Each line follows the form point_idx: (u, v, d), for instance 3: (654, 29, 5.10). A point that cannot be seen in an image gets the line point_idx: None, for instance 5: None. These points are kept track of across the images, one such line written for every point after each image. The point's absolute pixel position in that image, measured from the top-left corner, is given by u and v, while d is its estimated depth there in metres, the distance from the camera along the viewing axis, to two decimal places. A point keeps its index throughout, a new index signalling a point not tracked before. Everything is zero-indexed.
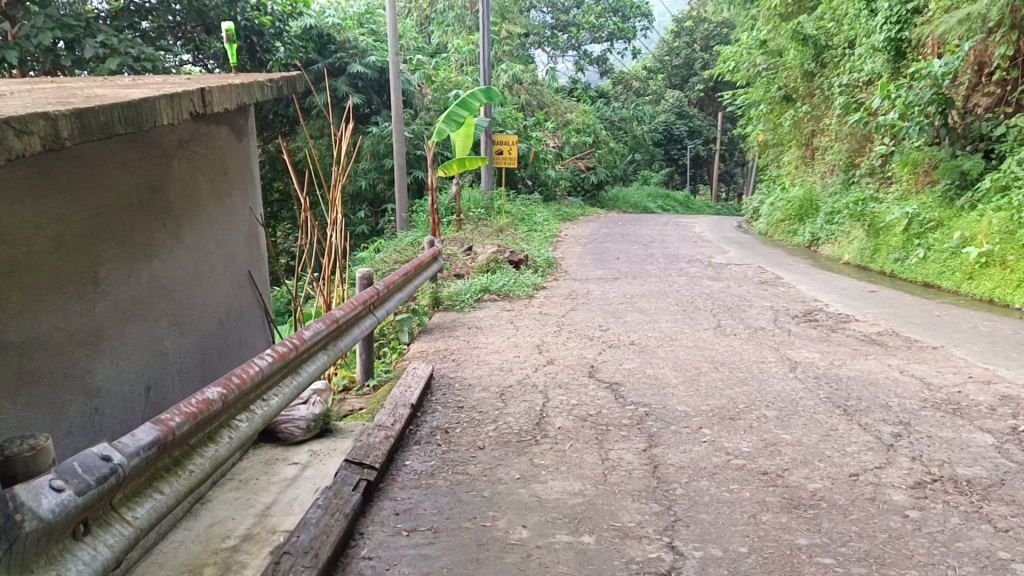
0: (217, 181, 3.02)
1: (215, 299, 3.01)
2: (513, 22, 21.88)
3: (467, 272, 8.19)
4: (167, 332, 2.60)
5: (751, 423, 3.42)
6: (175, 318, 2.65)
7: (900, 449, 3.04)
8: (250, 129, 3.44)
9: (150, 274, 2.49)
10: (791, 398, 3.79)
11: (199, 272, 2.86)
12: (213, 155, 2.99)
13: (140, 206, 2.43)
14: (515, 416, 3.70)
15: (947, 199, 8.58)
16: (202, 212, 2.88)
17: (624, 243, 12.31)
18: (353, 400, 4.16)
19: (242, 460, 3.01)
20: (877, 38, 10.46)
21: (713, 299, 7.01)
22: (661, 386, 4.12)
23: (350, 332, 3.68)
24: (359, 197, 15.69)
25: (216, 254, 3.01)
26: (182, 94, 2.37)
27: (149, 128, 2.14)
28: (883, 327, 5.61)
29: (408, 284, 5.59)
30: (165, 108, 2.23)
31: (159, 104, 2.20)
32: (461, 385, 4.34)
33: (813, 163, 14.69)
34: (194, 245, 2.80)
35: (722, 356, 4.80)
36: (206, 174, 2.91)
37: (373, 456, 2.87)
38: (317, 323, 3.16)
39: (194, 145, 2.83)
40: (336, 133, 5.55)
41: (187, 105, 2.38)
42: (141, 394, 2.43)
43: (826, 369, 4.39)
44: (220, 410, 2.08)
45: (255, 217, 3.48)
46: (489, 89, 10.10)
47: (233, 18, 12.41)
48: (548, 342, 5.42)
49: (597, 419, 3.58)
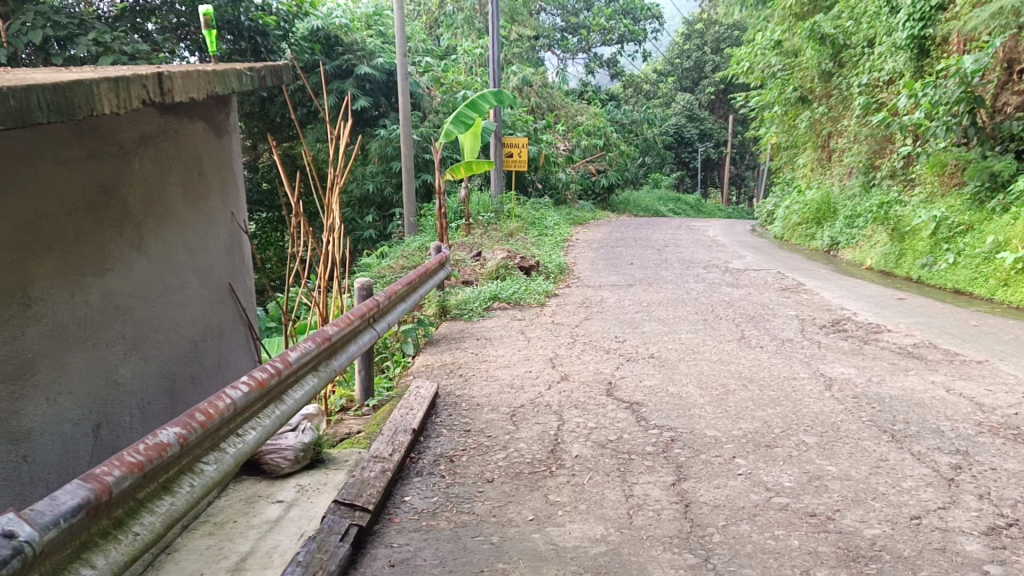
0: (188, 183, 2.83)
1: (188, 316, 2.82)
2: (523, 25, 21.56)
3: (476, 280, 7.86)
4: (125, 357, 2.42)
5: (790, 452, 3.08)
6: (134, 341, 2.47)
7: (964, 485, 2.69)
8: (235, 126, 3.26)
9: (101, 292, 2.32)
10: (831, 421, 3.44)
11: (167, 286, 2.66)
12: (185, 154, 2.81)
13: (88, 211, 2.26)
14: (527, 443, 3.37)
15: (976, 202, 8.18)
16: (169, 218, 2.70)
17: (637, 247, 11.96)
18: (351, 422, 3.83)
19: (220, 498, 2.69)
20: (900, 35, 10.07)
21: (733, 307, 6.65)
22: (687, 406, 3.77)
23: (346, 350, 3.36)
24: (366, 200, 15.42)
25: (190, 266, 2.82)
26: (133, 78, 2.18)
27: (83, 115, 1.94)
28: (919, 338, 5.24)
29: (413, 294, 5.25)
30: (107, 93, 2.04)
31: (99, 88, 2.01)
32: (469, 405, 4.01)
33: (829, 165, 14.29)
34: (161, 257, 2.63)
35: (749, 371, 4.45)
36: (174, 174, 2.73)
37: (366, 495, 2.54)
38: (308, 341, 2.84)
39: (159, 141, 2.65)
40: (333, 129, 5.19)
41: (137, 91, 2.19)
42: (88, 434, 2.25)
43: (865, 387, 4.02)
44: (178, 457, 1.80)
45: (240, 223, 3.28)
46: (497, 89, 9.77)
47: (236, 18, 12.14)
48: (562, 355, 5.08)
49: (617, 445, 3.24)
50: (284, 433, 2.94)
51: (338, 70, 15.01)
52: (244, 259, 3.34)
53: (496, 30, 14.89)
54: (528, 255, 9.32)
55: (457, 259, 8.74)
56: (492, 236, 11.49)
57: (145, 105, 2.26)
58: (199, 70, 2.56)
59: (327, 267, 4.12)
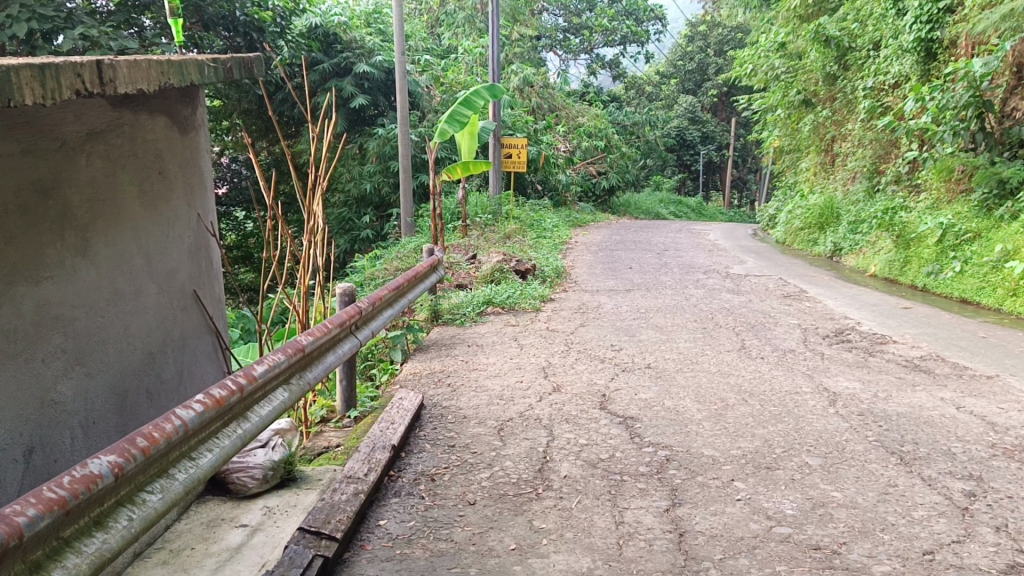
0: (143, 182, 2.69)
1: (142, 325, 2.69)
2: (524, 25, 21.40)
3: (470, 283, 7.68)
4: (64, 374, 2.27)
5: (792, 475, 2.90)
6: (75, 355, 2.33)
7: (979, 516, 2.50)
8: (201, 122, 3.15)
9: (36, 304, 2.17)
10: (835, 441, 3.25)
11: (115, 294, 2.52)
12: (142, 151, 2.69)
13: (20, 214, 2.11)
14: (513, 461, 3.19)
15: (984, 209, 8.00)
16: (121, 219, 2.56)
17: (636, 251, 11.77)
18: (331, 434, 3.65)
19: (179, 521, 2.51)
20: (907, 38, 9.90)
21: (734, 315, 6.47)
22: (684, 422, 3.59)
23: (323, 361, 3.18)
24: (363, 200, 15.24)
25: (145, 271, 2.70)
26: (65, 65, 2.01)
27: None
28: (926, 351, 5.05)
29: (401, 299, 5.07)
30: (30, 81, 1.87)
31: (21, 76, 1.84)
32: (455, 418, 3.83)
33: (833, 170, 14.11)
34: (109, 261, 2.49)
35: (749, 384, 4.26)
36: (127, 172, 2.59)
37: (335, 522, 2.36)
38: (278, 353, 2.65)
39: (108, 137, 2.51)
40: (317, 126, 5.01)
41: (69, 79, 2.02)
42: (20, 460, 2.11)
43: (871, 404, 3.83)
44: (114, 489, 1.62)
45: (202, 225, 3.13)
46: (495, 89, 9.60)
47: (231, 13, 11.95)
48: (555, 364, 4.89)
49: (609, 465, 3.07)
50: (253, 450, 2.76)
51: (336, 68, 14.83)
52: (208, 263, 3.23)
53: (497, 30, 14.68)
54: (525, 258, 9.13)
55: (452, 262, 8.55)
56: (490, 238, 11.31)
57: (80, 96, 2.10)
58: (149, 60, 2.42)
59: (309, 272, 3.94)
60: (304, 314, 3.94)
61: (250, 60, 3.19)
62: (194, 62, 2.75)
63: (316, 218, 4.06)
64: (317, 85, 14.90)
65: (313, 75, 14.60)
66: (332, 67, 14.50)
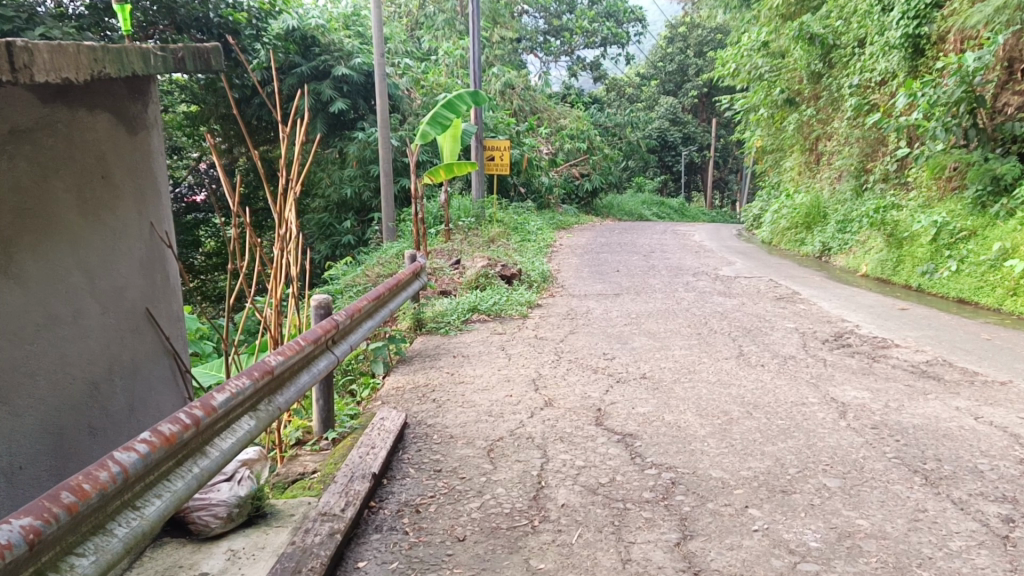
0: (83, 188, 2.44)
1: (86, 351, 2.45)
2: (505, 26, 21.17)
3: (453, 289, 7.42)
4: None
5: (810, 500, 2.66)
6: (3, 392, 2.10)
7: (1022, 546, 2.27)
8: (152, 119, 2.91)
9: None
10: (853, 459, 3.02)
11: (49, 319, 2.28)
12: (80, 153, 2.43)
13: None
14: (506, 487, 2.92)
15: (978, 207, 7.84)
16: (56, 228, 2.31)
17: (622, 253, 11.55)
18: (306, 459, 3.37)
19: (131, 570, 2.22)
20: (894, 34, 9.74)
21: (729, 319, 6.24)
22: (688, 440, 3.34)
23: (295, 382, 2.90)
24: (344, 205, 14.94)
25: (86, 288, 2.45)
26: None
27: None
28: (931, 356, 4.86)
29: (382, 309, 4.80)
30: None
31: None
32: (441, 438, 3.56)
33: (818, 169, 13.98)
34: (41, 280, 2.24)
35: (752, 395, 4.03)
36: (62, 174, 2.34)
37: (306, 572, 2.10)
38: (244, 378, 2.37)
39: (37, 136, 2.27)
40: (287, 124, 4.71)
41: None
42: None
43: (883, 415, 3.61)
44: (32, 555, 1.36)
45: (155, 234, 2.88)
46: (476, 89, 9.33)
47: (204, 15, 11.62)
48: (546, 376, 4.63)
49: (610, 491, 2.82)
50: (217, 485, 2.48)
51: (314, 71, 14.52)
52: (163, 277, 2.98)
53: (477, 31, 14.39)
54: (509, 262, 8.87)
55: (435, 267, 8.28)
56: (473, 242, 11.04)
57: None
58: (79, 45, 2.24)
59: (282, 283, 3.66)
60: (276, 328, 3.66)
61: (201, 50, 2.94)
62: (135, 49, 2.57)
63: (287, 224, 3.79)
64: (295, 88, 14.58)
65: (290, 79, 14.26)
66: (309, 70, 14.20)
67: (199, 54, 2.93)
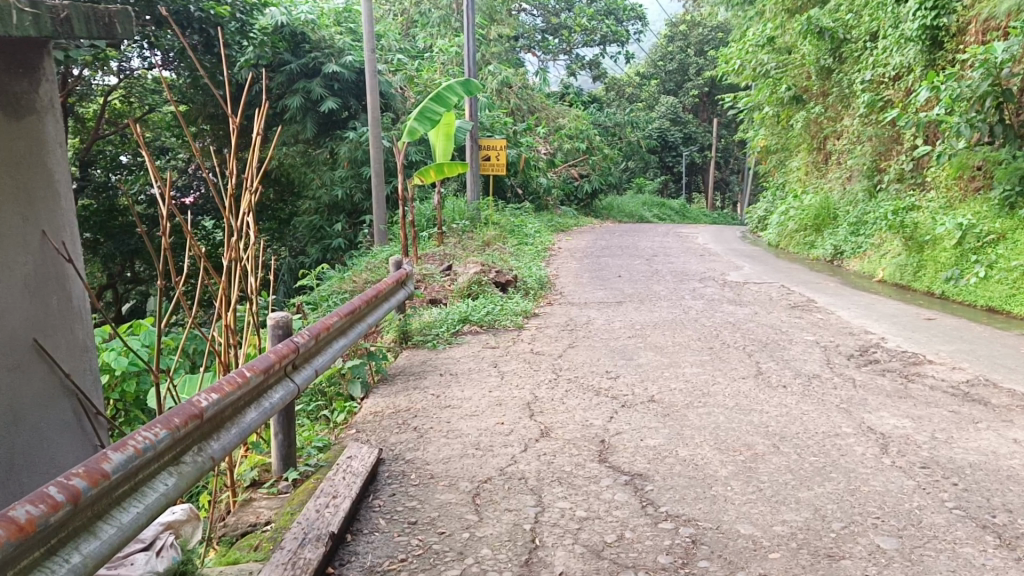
0: None
1: None
2: (502, 24, 20.68)
3: (444, 298, 6.93)
4: None
5: (865, 569, 2.18)
6: None
7: None
8: (44, 104, 2.75)
9: None
10: (907, 510, 2.54)
11: None
12: None
13: None
14: (491, 548, 2.43)
15: (1005, 208, 7.37)
16: None
17: (623, 257, 11.08)
18: (261, 505, 2.88)
19: None
20: (909, 26, 9.25)
21: (742, 331, 5.74)
22: (706, 483, 2.84)
23: (238, 424, 2.39)
24: (337, 207, 14.46)
25: None
26: None
27: None
28: (971, 374, 4.37)
29: (359, 323, 4.30)
30: None
31: None
32: (421, 478, 3.07)
33: (826, 168, 13.52)
34: None
35: (776, 423, 3.55)
36: None
37: None
38: (158, 428, 1.86)
39: None
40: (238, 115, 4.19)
41: None
42: None
43: (929, 449, 3.13)
44: None
45: (48, 243, 2.71)
46: (470, 84, 8.84)
47: (187, 9, 11.16)
48: (543, 398, 4.15)
49: (617, 555, 2.33)
50: (131, 557, 1.99)
51: (306, 69, 14.06)
52: (64, 297, 2.81)
53: (473, 27, 13.93)
54: (505, 268, 8.40)
55: (425, 273, 7.80)
56: (468, 245, 10.56)
57: None
58: None
59: (235, 298, 3.16)
60: (227, 352, 3.14)
61: (100, 13, 2.67)
62: None
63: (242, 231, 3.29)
64: (285, 87, 14.10)
65: (280, 76, 13.79)
66: (301, 68, 13.73)
67: (99, 20, 2.68)
